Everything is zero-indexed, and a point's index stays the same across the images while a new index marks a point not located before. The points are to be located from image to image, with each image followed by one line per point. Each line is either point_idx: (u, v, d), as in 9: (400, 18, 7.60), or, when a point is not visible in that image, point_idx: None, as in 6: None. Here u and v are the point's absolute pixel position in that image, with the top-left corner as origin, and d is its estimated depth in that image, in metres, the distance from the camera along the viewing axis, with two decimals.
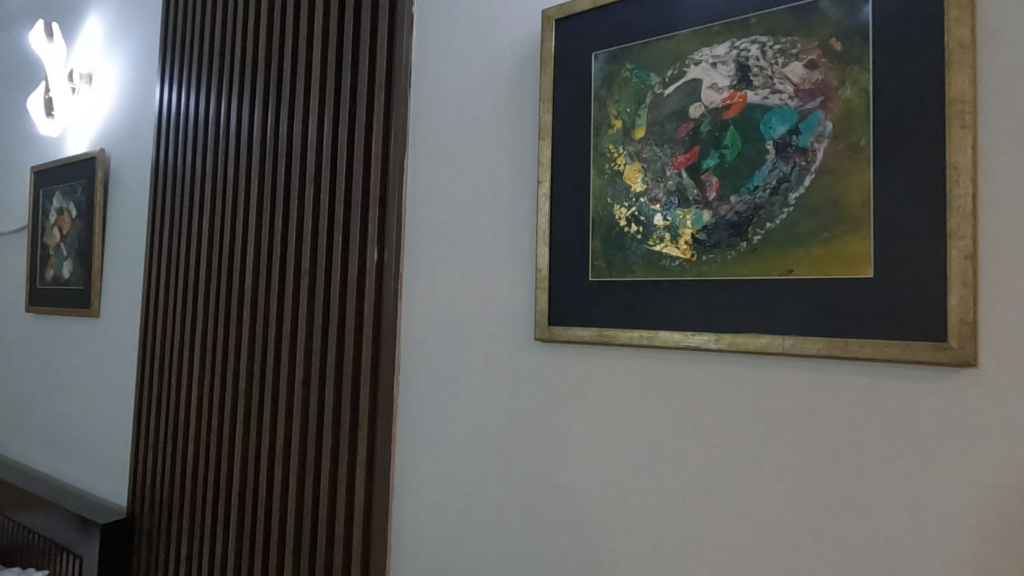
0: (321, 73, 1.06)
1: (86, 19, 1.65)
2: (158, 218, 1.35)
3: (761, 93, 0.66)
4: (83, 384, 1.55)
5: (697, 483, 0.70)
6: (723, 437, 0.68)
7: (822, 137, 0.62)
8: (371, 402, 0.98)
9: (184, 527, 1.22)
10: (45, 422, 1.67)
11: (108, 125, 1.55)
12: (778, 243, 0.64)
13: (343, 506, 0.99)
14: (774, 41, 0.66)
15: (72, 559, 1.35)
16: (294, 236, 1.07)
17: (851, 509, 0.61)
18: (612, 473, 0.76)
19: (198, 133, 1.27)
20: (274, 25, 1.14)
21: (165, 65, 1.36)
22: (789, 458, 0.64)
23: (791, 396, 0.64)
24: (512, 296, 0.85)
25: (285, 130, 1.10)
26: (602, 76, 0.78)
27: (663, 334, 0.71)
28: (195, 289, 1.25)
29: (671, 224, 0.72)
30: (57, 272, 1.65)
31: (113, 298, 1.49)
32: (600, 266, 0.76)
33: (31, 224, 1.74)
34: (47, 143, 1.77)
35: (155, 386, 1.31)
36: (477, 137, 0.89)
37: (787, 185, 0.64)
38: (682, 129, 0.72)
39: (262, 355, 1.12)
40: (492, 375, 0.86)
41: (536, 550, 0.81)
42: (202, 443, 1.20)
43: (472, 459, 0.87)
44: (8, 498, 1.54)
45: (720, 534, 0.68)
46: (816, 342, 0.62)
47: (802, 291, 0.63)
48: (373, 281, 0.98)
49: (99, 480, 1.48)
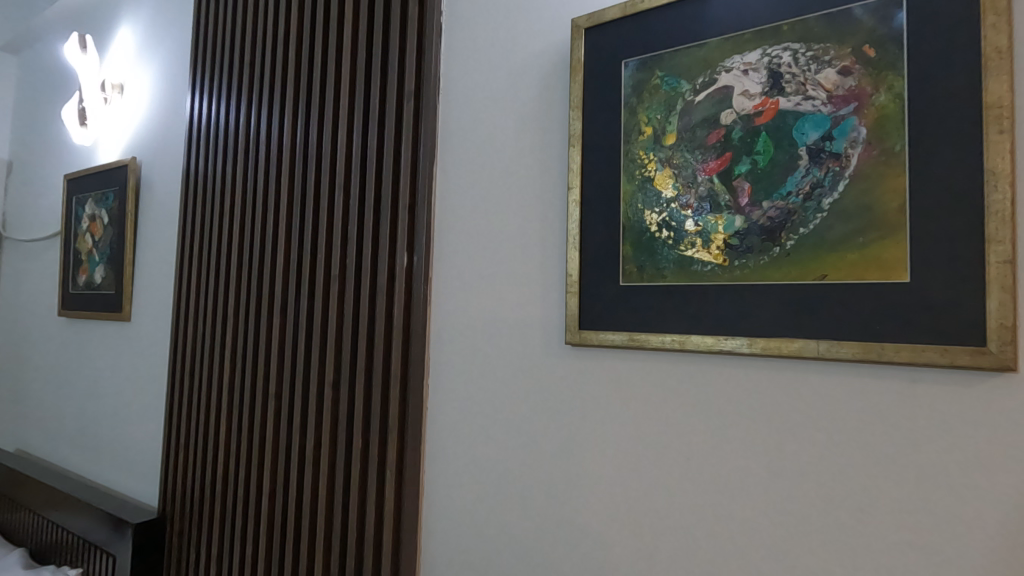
0: (350, 83, 1.08)
1: (118, 32, 1.70)
2: (189, 224, 1.38)
3: (793, 99, 0.67)
4: (115, 387, 1.59)
5: (730, 487, 0.70)
6: (757, 442, 0.69)
7: (856, 143, 0.62)
8: (401, 405, 0.99)
9: (215, 527, 1.25)
10: (78, 424, 1.71)
11: (138, 134, 1.59)
12: (812, 249, 0.65)
13: (373, 506, 1.00)
14: (806, 48, 0.66)
15: (105, 558, 1.38)
16: (325, 239, 1.09)
17: (884, 512, 0.61)
18: (644, 476, 0.76)
19: (229, 142, 1.30)
20: (304, 33, 1.17)
21: (196, 76, 1.40)
22: (821, 461, 0.65)
23: (824, 400, 0.65)
24: (542, 300, 0.86)
25: (314, 134, 1.12)
26: (632, 84, 0.79)
27: (695, 338, 0.72)
28: (226, 290, 1.28)
29: (702, 229, 0.72)
30: (89, 276, 1.69)
31: (144, 302, 1.52)
32: (631, 271, 0.77)
33: (64, 231, 1.80)
34: (80, 151, 1.82)
35: (186, 388, 1.34)
36: (505, 143, 0.91)
37: (820, 190, 0.64)
38: (713, 135, 0.73)
39: (292, 358, 1.14)
40: (522, 379, 0.87)
41: (564, 552, 0.82)
42: (232, 444, 1.23)
43: (502, 461, 0.88)
44: (41, 497, 1.58)
45: (754, 539, 0.68)
46: (850, 346, 0.62)
47: (837, 296, 0.63)
48: (403, 285, 1.00)
49: (130, 480, 1.52)
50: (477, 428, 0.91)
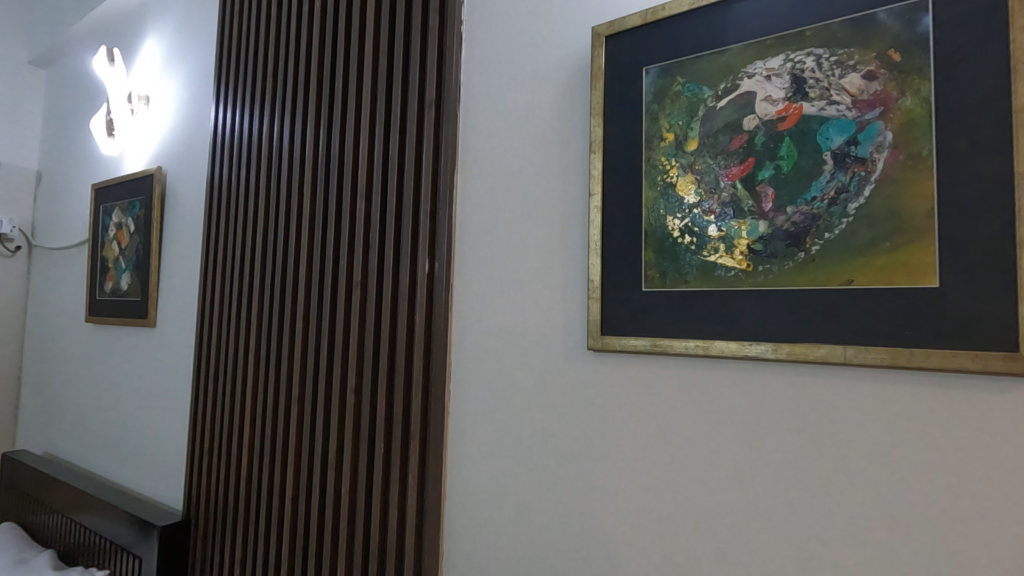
0: (371, 93, 1.10)
1: (144, 45, 1.74)
2: (214, 232, 1.41)
3: (817, 104, 0.67)
4: (141, 391, 1.62)
5: (756, 494, 0.70)
6: (783, 448, 0.68)
7: (882, 147, 0.62)
8: (422, 410, 1.00)
9: (239, 530, 1.26)
10: (105, 428, 1.75)
11: (164, 144, 1.63)
12: (837, 254, 0.64)
13: (395, 511, 1.01)
14: (830, 53, 0.66)
15: (131, 559, 1.41)
16: (346, 246, 1.11)
17: (915, 519, 0.60)
18: (668, 482, 0.76)
19: (253, 152, 1.32)
20: (326, 43, 1.19)
21: (220, 87, 1.43)
22: (849, 467, 0.64)
23: (851, 405, 0.64)
24: (564, 306, 0.86)
25: (336, 144, 1.14)
26: (653, 90, 0.79)
27: (719, 344, 0.72)
28: (249, 297, 1.30)
29: (725, 235, 0.72)
30: (115, 283, 1.73)
31: (169, 308, 1.56)
32: (653, 277, 0.78)
33: (92, 239, 1.84)
34: (107, 161, 1.87)
35: (210, 392, 1.37)
36: (527, 150, 0.92)
37: (846, 195, 0.64)
38: (736, 141, 0.73)
39: (314, 364, 1.16)
40: (544, 384, 0.87)
41: (587, 557, 0.82)
42: (256, 448, 1.25)
43: (525, 466, 0.89)
44: (69, 499, 1.62)
45: (782, 546, 0.68)
46: (878, 351, 0.61)
47: (864, 301, 0.62)
48: (424, 291, 1.00)
49: (155, 483, 1.54)
50: (499, 433, 0.92)
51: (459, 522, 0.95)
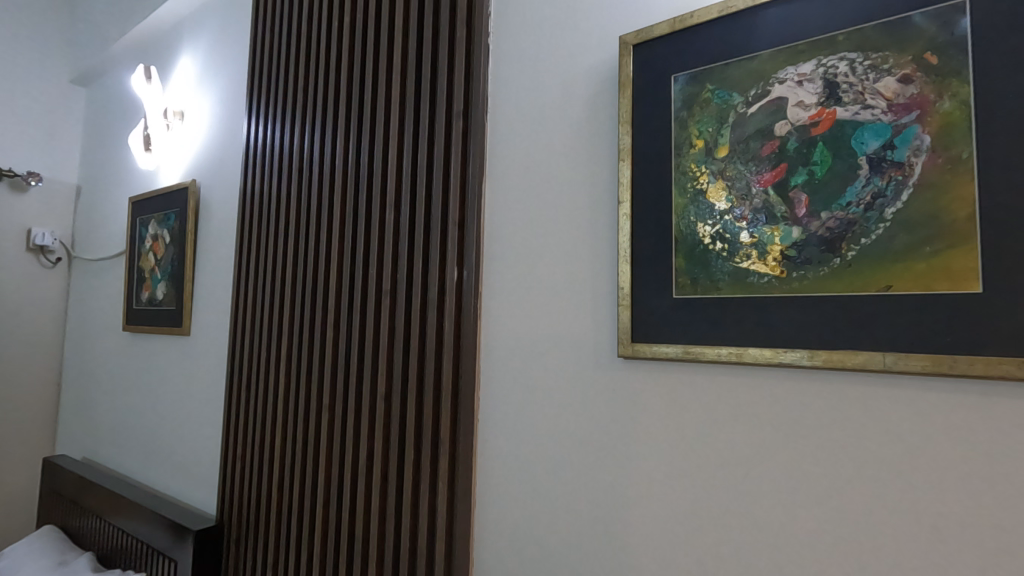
0: (400, 103, 1.12)
1: (179, 61, 1.80)
2: (246, 242, 1.45)
3: (851, 109, 0.66)
4: (176, 398, 1.67)
5: (792, 503, 0.69)
6: (820, 457, 0.67)
7: (920, 151, 0.61)
8: (452, 415, 1.00)
9: (271, 535, 1.28)
10: (141, 434, 1.80)
11: (198, 158, 1.68)
12: (875, 260, 0.63)
13: (425, 517, 1.01)
14: (864, 57, 0.66)
15: (167, 562, 1.44)
16: (376, 254, 1.13)
17: (960, 530, 0.59)
18: (701, 490, 0.75)
19: (285, 163, 1.35)
20: (357, 56, 1.21)
21: (253, 102, 1.47)
22: (890, 476, 0.63)
23: (891, 413, 0.63)
24: (593, 313, 0.86)
25: (366, 154, 1.16)
26: (683, 98, 0.79)
27: (753, 351, 0.71)
28: (281, 304, 1.33)
29: (758, 241, 0.72)
30: (151, 293, 1.78)
31: (204, 316, 1.60)
32: (684, 284, 0.77)
33: (129, 250, 1.90)
34: (144, 175, 1.93)
35: (243, 399, 1.40)
36: (555, 158, 0.92)
37: (882, 200, 0.63)
38: (767, 147, 0.72)
39: (345, 369, 1.18)
40: (573, 391, 0.88)
41: (619, 565, 0.81)
42: (287, 454, 1.27)
43: (555, 473, 0.89)
44: (108, 503, 1.67)
45: (819, 556, 0.67)
46: (919, 359, 0.60)
47: (903, 307, 0.61)
48: (454, 299, 1.00)
49: (189, 488, 1.58)
50: (529, 439, 0.92)
51: (493, 525, 0.96)
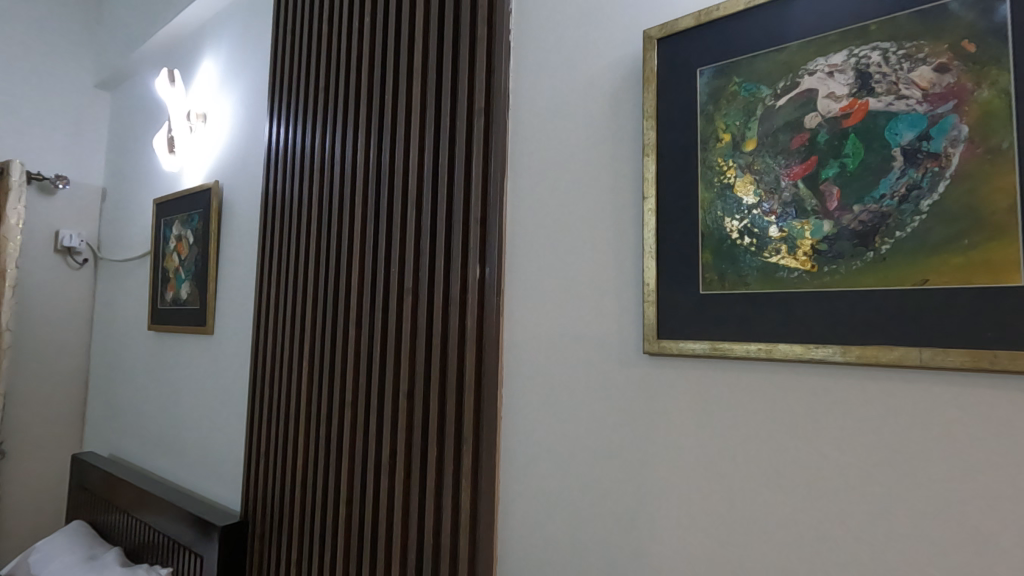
0: (421, 102, 1.13)
1: (202, 63, 1.83)
2: (268, 241, 1.47)
3: (884, 100, 0.65)
4: (200, 396, 1.69)
5: (824, 502, 0.68)
6: (853, 455, 0.66)
7: (957, 142, 0.60)
8: (475, 413, 1.00)
9: (294, 533, 1.30)
10: (166, 432, 1.83)
11: (221, 160, 1.71)
12: (910, 253, 0.62)
13: (449, 512, 1.01)
14: (897, 46, 0.64)
15: (193, 558, 1.46)
16: (398, 254, 1.14)
17: (1005, 530, 0.57)
18: (729, 488, 0.74)
19: (306, 165, 1.37)
20: (377, 57, 1.22)
21: (274, 105, 1.48)
22: (927, 474, 0.61)
23: (928, 411, 0.62)
24: (618, 309, 0.86)
25: (386, 155, 1.17)
26: (709, 91, 0.78)
27: (783, 347, 0.70)
28: (303, 305, 1.35)
29: (788, 235, 0.71)
30: (176, 293, 1.81)
31: (227, 315, 1.62)
32: (711, 279, 0.77)
33: (153, 251, 1.94)
34: (168, 177, 1.96)
35: (266, 397, 1.41)
36: (579, 154, 0.92)
37: (918, 192, 0.62)
38: (797, 139, 0.71)
39: (367, 369, 1.19)
40: (598, 389, 0.87)
41: (645, 562, 0.81)
42: (310, 453, 1.29)
43: (579, 470, 0.88)
44: (135, 498, 1.70)
45: (852, 555, 0.66)
46: (958, 354, 0.59)
47: (940, 301, 0.60)
48: (475, 298, 1.01)
49: (214, 485, 1.61)
50: (552, 436, 0.92)
51: (515, 519, 0.95)
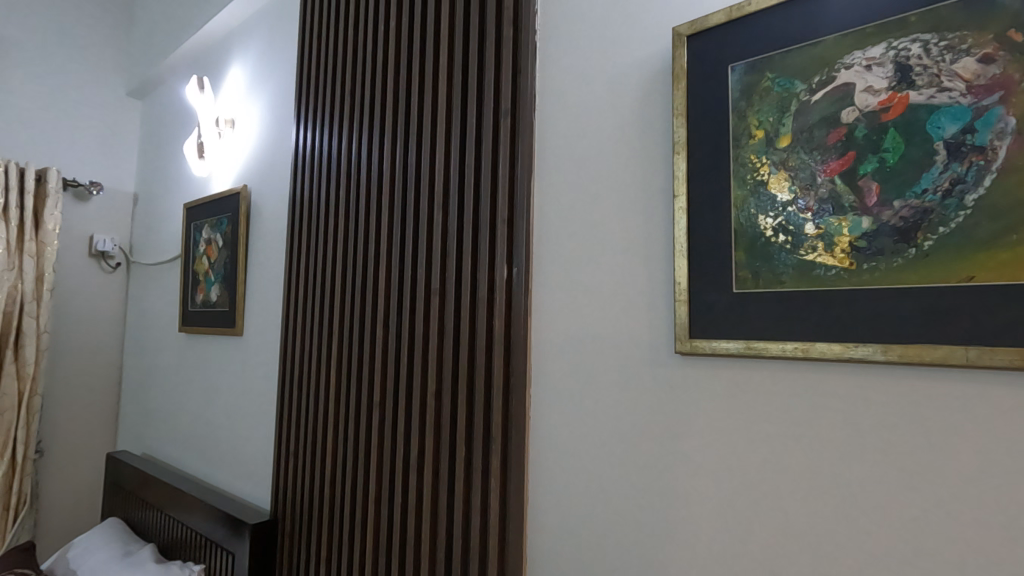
0: (447, 105, 1.13)
1: (230, 70, 1.87)
2: (295, 243, 1.49)
3: (926, 92, 0.64)
4: (230, 395, 1.73)
5: (864, 504, 0.66)
6: (895, 457, 0.64)
7: (1004, 134, 0.58)
8: (503, 410, 1.01)
9: (323, 531, 1.31)
10: (197, 430, 1.88)
11: (249, 164, 1.74)
12: (954, 250, 0.61)
13: (478, 512, 1.01)
14: (939, 37, 0.63)
15: (225, 555, 1.49)
16: (424, 255, 1.14)
17: None
18: (764, 489, 0.73)
19: (333, 168, 1.39)
20: (403, 58, 1.23)
21: (301, 110, 1.51)
22: (974, 476, 0.60)
23: (975, 410, 0.60)
24: (648, 308, 0.86)
25: (412, 157, 1.19)
26: (740, 87, 0.77)
27: (821, 346, 0.69)
28: (329, 306, 1.37)
29: (825, 232, 0.70)
30: (206, 295, 1.86)
31: (256, 317, 1.65)
32: (745, 278, 0.76)
33: (183, 254, 1.98)
34: (197, 182, 2.01)
35: (295, 398, 1.43)
36: (607, 152, 0.92)
37: (962, 186, 0.60)
38: (834, 134, 0.70)
39: (394, 369, 1.20)
40: (628, 389, 0.87)
41: (677, 562, 0.80)
42: (339, 452, 1.30)
43: (609, 470, 0.88)
44: (168, 496, 1.74)
45: (893, 557, 0.64)
46: (1007, 352, 0.57)
47: (986, 298, 0.58)
48: (502, 298, 1.02)
49: (245, 484, 1.63)
50: (581, 436, 0.92)
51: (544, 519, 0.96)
